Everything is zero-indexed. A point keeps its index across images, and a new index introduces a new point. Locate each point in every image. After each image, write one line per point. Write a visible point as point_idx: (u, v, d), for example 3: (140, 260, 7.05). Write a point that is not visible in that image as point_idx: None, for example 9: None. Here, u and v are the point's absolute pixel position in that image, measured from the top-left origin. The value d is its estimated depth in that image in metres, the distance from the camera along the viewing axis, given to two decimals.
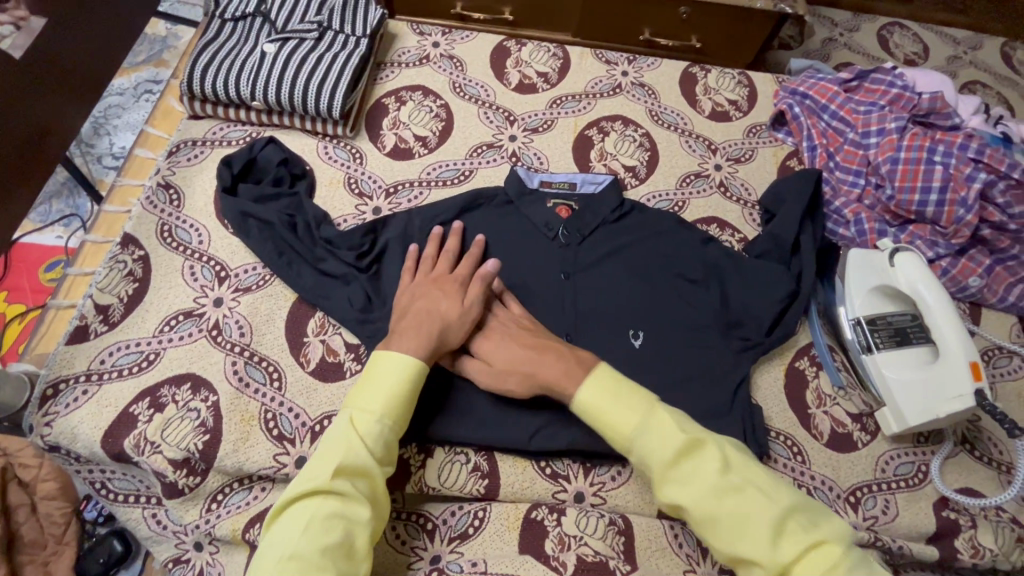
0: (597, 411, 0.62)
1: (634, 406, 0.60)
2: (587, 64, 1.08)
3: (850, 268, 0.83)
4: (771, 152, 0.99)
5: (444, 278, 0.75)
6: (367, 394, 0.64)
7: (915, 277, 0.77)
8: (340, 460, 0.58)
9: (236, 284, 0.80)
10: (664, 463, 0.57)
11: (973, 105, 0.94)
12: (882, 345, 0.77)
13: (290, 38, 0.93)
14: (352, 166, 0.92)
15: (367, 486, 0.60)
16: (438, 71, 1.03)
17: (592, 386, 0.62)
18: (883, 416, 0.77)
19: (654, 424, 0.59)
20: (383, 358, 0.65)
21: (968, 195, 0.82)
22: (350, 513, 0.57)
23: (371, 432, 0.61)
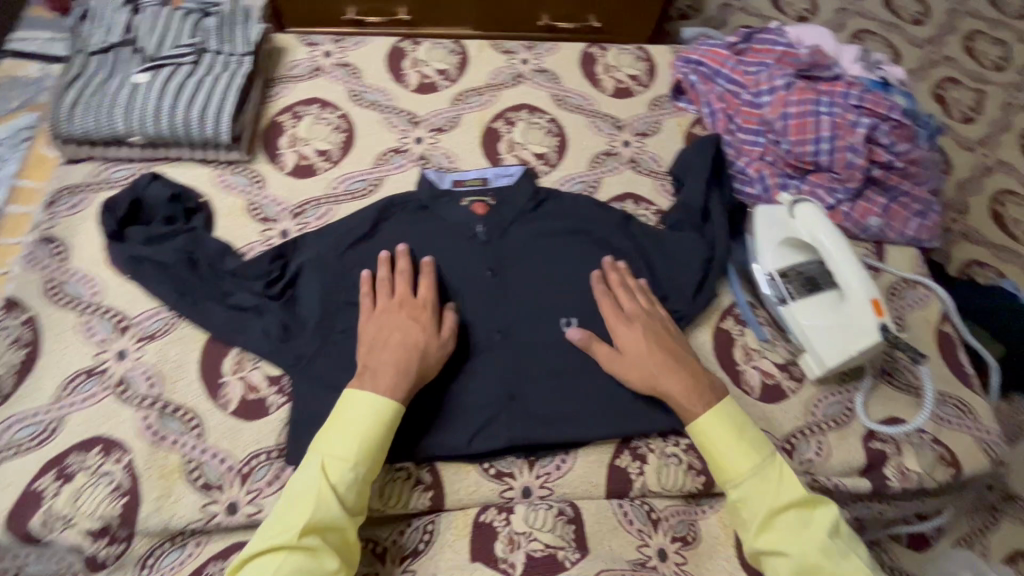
0: (710, 439, 0.68)
1: (756, 451, 0.67)
2: (486, 55, 1.06)
3: (756, 224, 0.85)
4: (676, 121, 1.01)
5: (410, 304, 0.74)
6: (336, 439, 0.64)
7: (812, 224, 0.80)
8: (306, 513, 0.59)
9: (139, 333, 0.75)
10: (773, 509, 0.64)
11: (852, 54, 0.98)
12: (794, 295, 0.80)
13: (164, 65, 0.88)
14: (253, 192, 0.88)
15: (336, 535, 0.61)
16: (333, 81, 1.00)
17: (722, 416, 0.68)
18: (806, 363, 0.80)
19: (770, 472, 0.66)
20: (352, 401, 0.65)
21: (856, 140, 0.86)
22: (317, 566, 0.58)
23: (339, 480, 0.62)
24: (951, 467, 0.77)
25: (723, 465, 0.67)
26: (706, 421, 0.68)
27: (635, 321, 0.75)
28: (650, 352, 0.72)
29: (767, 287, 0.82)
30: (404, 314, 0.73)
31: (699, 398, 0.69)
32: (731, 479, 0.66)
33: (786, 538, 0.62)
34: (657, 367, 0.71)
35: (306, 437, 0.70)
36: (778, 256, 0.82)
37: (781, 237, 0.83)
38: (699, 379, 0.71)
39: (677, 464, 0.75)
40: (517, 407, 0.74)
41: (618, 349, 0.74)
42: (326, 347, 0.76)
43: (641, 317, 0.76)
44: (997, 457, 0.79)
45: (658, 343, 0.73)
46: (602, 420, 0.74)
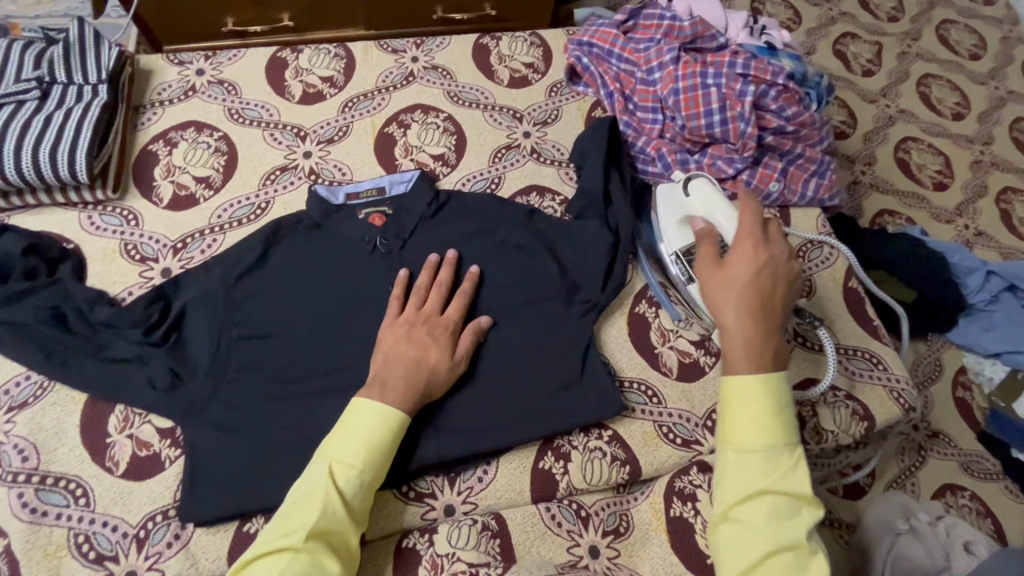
0: (738, 398, 0.61)
1: (779, 434, 0.59)
2: (373, 57, 1.01)
3: (660, 204, 0.83)
4: (575, 107, 0.99)
5: (436, 318, 0.73)
6: (348, 442, 0.62)
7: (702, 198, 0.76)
8: (312, 515, 0.57)
9: (8, 403, 0.69)
10: (768, 491, 0.57)
11: (738, 22, 0.98)
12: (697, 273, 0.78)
13: (6, 104, 0.80)
14: (128, 231, 0.81)
15: (337, 541, 0.58)
16: (208, 101, 0.93)
17: (766, 387, 0.60)
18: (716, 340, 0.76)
19: (782, 459, 0.59)
20: (363, 406, 0.64)
21: (744, 109, 0.86)
22: (315, 574, 0.55)
23: (347, 484, 0.60)
24: (864, 421, 0.79)
25: (732, 423, 0.61)
26: (743, 378, 0.61)
27: (755, 253, 0.64)
28: (744, 285, 0.63)
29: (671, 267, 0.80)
30: (426, 329, 0.72)
31: (745, 358, 0.61)
32: (735, 443, 0.60)
33: (757, 522, 0.57)
34: (730, 298, 0.63)
35: (204, 490, 0.66)
36: (677, 234, 0.80)
37: (678, 213, 0.80)
38: (766, 340, 0.62)
39: (602, 457, 0.74)
40: (430, 424, 0.71)
41: (721, 263, 0.66)
42: (220, 389, 0.71)
43: (767, 258, 0.64)
44: (908, 404, 0.81)
45: (763, 292, 0.63)
46: (519, 426, 0.72)
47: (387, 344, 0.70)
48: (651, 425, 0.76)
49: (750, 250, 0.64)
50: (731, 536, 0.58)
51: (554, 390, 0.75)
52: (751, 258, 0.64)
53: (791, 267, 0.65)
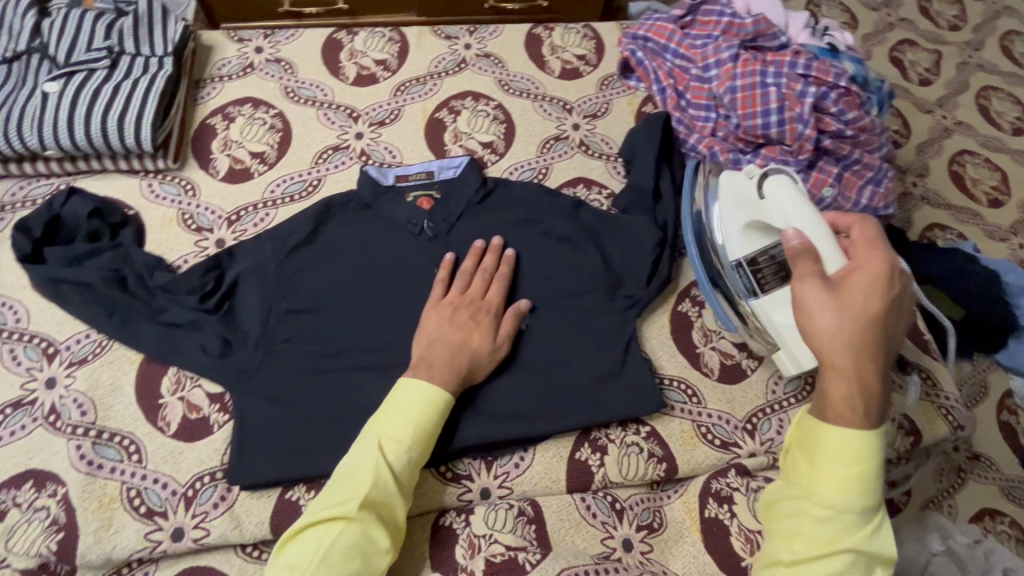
0: (829, 448, 0.55)
1: (869, 495, 0.54)
2: (427, 42, 1.02)
3: (733, 201, 0.73)
4: (626, 101, 0.98)
5: (477, 303, 0.74)
6: (395, 420, 0.63)
7: (784, 204, 0.64)
8: (364, 487, 0.58)
9: (69, 358, 0.72)
10: (848, 551, 0.53)
11: (800, 21, 0.96)
12: (765, 287, 0.71)
13: (77, 71, 0.83)
14: (185, 201, 0.83)
15: (386, 514, 0.60)
16: (266, 78, 0.95)
17: (868, 440, 0.55)
18: (782, 360, 0.73)
19: (866, 520, 0.54)
20: (409, 386, 0.65)
21: (803, 110, 0.84)
22: (365, 543, 0.57)
23: (396, 460, 0.61)
24: (910, 436, 0.77)
25: (820, 475, 0.55)
26: (843, 430, 0.55)
27: (879, 280, 0.56)
28: (867, 321, 0.55)
29: (733, 275, 0.74)
30: (469, 312, 0.74)
31: (856, 406, 0.55)
32: (822, 497, 0.55)
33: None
34: (849, 334, 0.55)
35: (250, 455, 0.67)
36: (744, 240, 0.71)
37: (747, 215, 0.70)
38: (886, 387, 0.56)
39: (638, 453, 0.73)
40: (470, 407, 0.72)
41: (852, 290, 0.56)
42: (268, 359, 0.72)
43: (891, 287, 0.56)
44: (956, 422, 0.79)
45: (884, 328, 0.56)
46: (557, 415, 0.73)
47: (433, 326, 0.72)
48: (690, 425, 0.76)
49: (873, 275, 0.56)
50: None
51: (594, 382, 0.75)
52: (873, 285, 0.56)
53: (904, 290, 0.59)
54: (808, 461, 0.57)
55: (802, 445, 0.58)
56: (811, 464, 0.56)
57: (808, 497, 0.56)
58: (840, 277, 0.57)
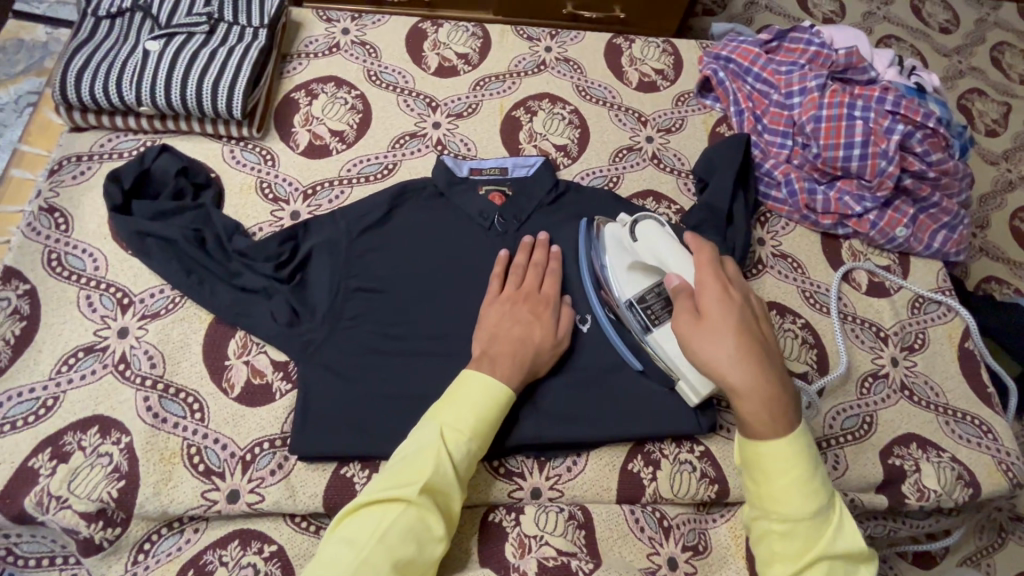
0: (768, 464, 0.56)
1: (818, 494, 0.55)
2: (509, 41, 1.02)
3: (605, 249, 0.77)
4: (701, 119, 0.98)
5: (534, 296, 0.73)
6: (457, 409, 0.62)
7: (654, 245, 0.69)
8: (426, 473, 0.58)
9: (142, 311, 0.73)
10: (822, 557, 0.54)
11: (887, 58, 0.96)
12: (659, 320, 0.72)
13: (177, 33, 0.85)
14: (264, 169, 0.85)
15: (444, 502, 0.59)
16: (350, 59, 0.96)
17: (792, 443, 0.56)
18: (682, 392, 0.72)
19: (826, 519, 0.55)
20: (473, 377, 0.64)
21: (888, 147, 0.84)
22: (422, 529, 0.57)
23: (457, 449, 0.60)
24: (969, 488, 0.75)
25: (769, 494, 0.56)
26: (771, 445, 0.56)
27: (721, 294, 0.60)
28: (736, 333, 0.58)
29: (627, 315, 0.74)
30: (528, 306, 0.72)
31: (768, 418, 0.56)
32: (778, 513, 0.56)
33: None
34: (726, 354, 0.57)
35: (309, 427, 0.68)
36: (627, 278, 0.74)
37: (628, 258, 0.74)
38: (786, 395, 0.57)
39: (690, 471, 0.73)
40: (530, 404, 0.71)
41: (701, 322, 0.59)
42: (334, 333, 0.73)
43: (731, 295, 0.60)
44: (1015, 479, 0.77)
45: (752, 334, 0.59)
46: (613, 424, 0.71)
47: (492, 321, 0.71)
48: None
49: (717, 292, 0.60)
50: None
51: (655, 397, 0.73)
52: (720, 301, 0.60)
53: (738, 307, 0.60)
54: (754, 482, 0.58)
55: (744, 467, 0.59)
56: (757, 485, 0.57)
57: (766, 514, 0.57)
58: (698, 301, 0.61)
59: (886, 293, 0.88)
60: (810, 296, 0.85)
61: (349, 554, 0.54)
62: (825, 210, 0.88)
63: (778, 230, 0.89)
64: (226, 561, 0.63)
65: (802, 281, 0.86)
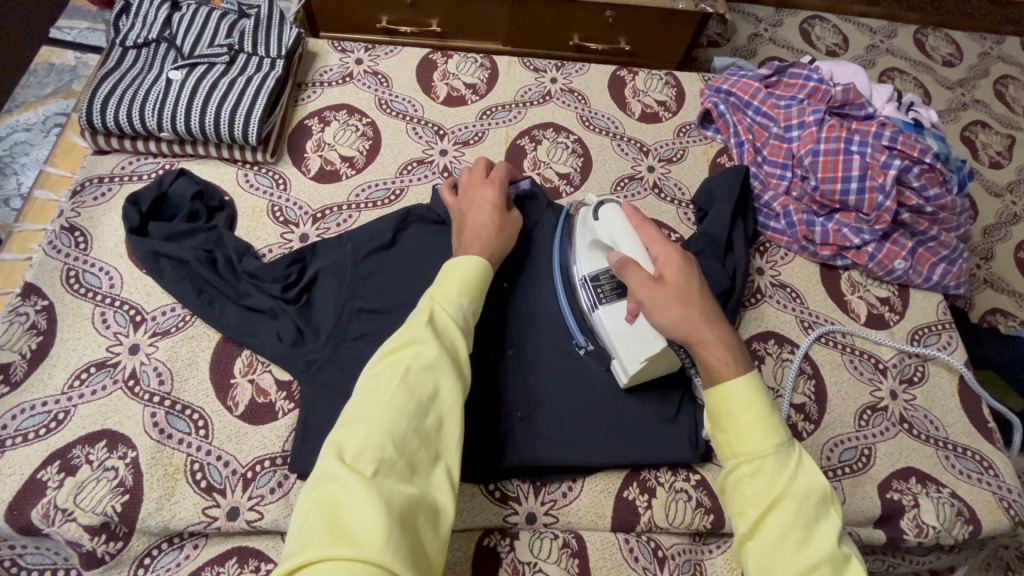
0: (729, 405, 0.57)
1: (779, 431, 0.56)
2: (516, 72, 1.06)
3: (577, 229, 0.81)
4: (701, 150, 1.00)
5: (478, 184, 0.80)
6: (440, 280, 0.65)
7: (610, 225, 0.72)
8: (423, 318, 0.59)
9: (153, 328, 0.75)
10: (786, 494, 0.53)
11: (885, 93, 0.98)
12: (605, 299, 0.75)
13: (199, 63, 0.89)
14: (276, 193, 0.88)
15: (450, 343, 0.59)
16: (362, 89, 1.00)
17: (749, 383, 0.57)
18: (616, 370, 0.74)
19: (788, 456, 0.55)
20: (448, 260, 0.68)
21: (886, 181, 0.86)
22: (435, 362, 0.56)
23: (450, 304, 0.62)
24: (969, 524, 0.74)
25: (734, 434, 0.56)
26: (734, 388, 0.57)
27: (676, 259, 0.64)
28: (695, 293, 0.63)
29: (580, 290, 0.77)
30: (473, 195, 0.79)
31: (731, 365, 0.59)
32: (745, 453, 0.55)
33: (785, 532, 0.52)
34: (691, 313, 0.61)
35: (310, 446, 0.69)
36: (589, 258, 0.77)
37: (589, 237, 0.77)
38: (738, 343, 0.61)
39: (686, 500, 0.72)
40: (527, 428, 0.72)
41: (660, 285, 0.63)
42: (338, 353, 0.74)
43: (689, 261, 0.65)
44: (1017, 516, 0.76)
45: (710, 296, 0.63)
46: (610, 449, 0.72)
47: (458, 214, 0.78)
48: None
49: (677, 258, 0.64)
50: (766, 555, 0.52)
51: (652, 424, 0.74)
52: (674, 264, 0.64)
53: (690, 270, 0.64)
54: (721, 430, 0.58)
55: (710, 419, 0.59)
56: (724, 432, 0.57)
57: (735, 460, 0.56)
58: (657, 268, 0.65)
59: (885, 325, 0.88)
60: (809, 326, 0.86)
61: (371, 400, 0.53)
62: (824, 241, 0.89)
63: (777, 260, 0.91)
64: None
65: (800, 311, 0.87)
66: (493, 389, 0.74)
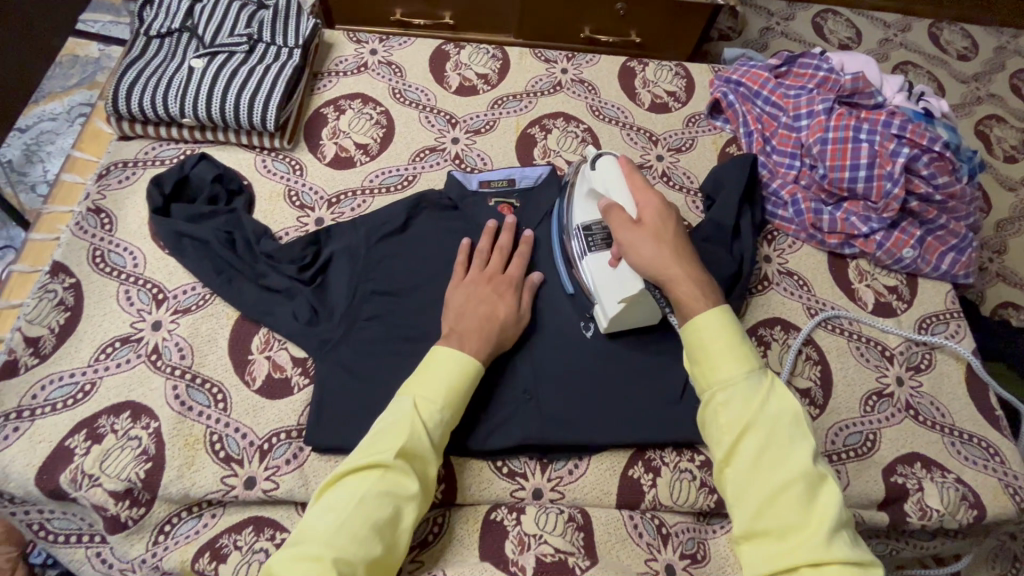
0: (702, 338, 0.61)
1: (750, 359, 0.59)
2: (527, 63, 1.07)
3: (575, 182, 0.82)
4: (711, 140, 1.01)
5: (497, 277, 0.77)
6: (426, 383, 0.65)
7: (606, 175, 0.75)
8: (402, 440, 0.60)
9: (174, 306, 0.78)
10: (758, 418, 0.56)
11: (895, 83, 0.98)
12: (593, 247, 0.76)
13: (219, 52, 0.92)
14: (293, 179, 0.90)
15: (420, 467, 0.62)
16: (377, 78, 1.02)
17: (718, 316, 0.62)
18: (597, 315, 0.76)
19: (760, 383, 0.59)
20: (441, 355, 0.67)
21: (894, 169, 0.86)
22: (401, 490, 0.59)
23: (430, 418, 0.63)
24: (974, 509, 0.75)
25: (708, 366, 0.60)
26: (704, 320, 0.62)
27: (656, 205, 0.70)
28: (671, 235, 0.68)
29: (573, 239, 0.79)
30: (491, 287, 0.76)
31: (701, 299, 0.63)
32: (717, 382, 0.59)
33: (756, 453, 0.56)
34: (665, 253, 0.67)
35: (325, 420, 0.71)
36: (583, 207, 0.79)
37: (585, 187, 0.79)
38: (709, 282, 0.66)
39: (690, 479, 0.74)
40: (534, 406, 0.74)
41: (638, 227, 0.69)
42: (352, 331, 0.77)
43: (668, 208, 0.70)
44: None
45: (683, 239, 0.69)
46: (616, 428, 0.74)
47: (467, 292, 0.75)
48: None
49: (657, 204, 0.70)
50: (741, 479, 0.56)
51: (658, 405, 0.75)
52: (654, 210, 0.70)
53: (669, 218, 0.69)
54: (695, 363, 0.62)
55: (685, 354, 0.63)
56: (697, 364, 0.61)
57: (710, 390, 0.60)
58: (639, 213, 0.70)
59: (892, 313, 0.89)
60: (815, 312, 0.86)
61: (329, 518, 0.56)
62: (831, 230, 0.90)
63: (784, 248, 0.91)
64: (240, 545, 0.67)
65: (807, 298, 0.88)
66: (501, 369, 0.76)
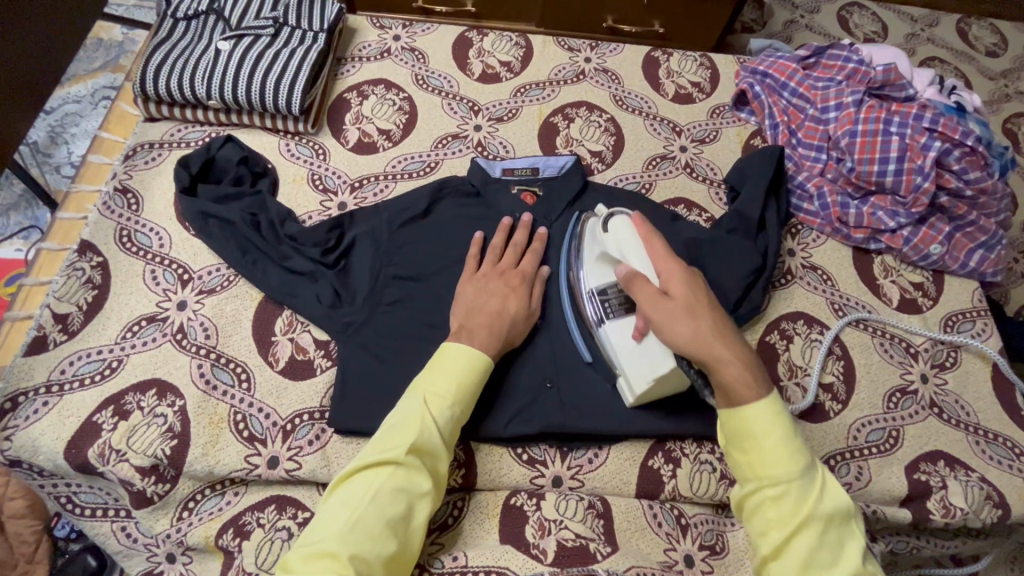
0: (753, 430, 0.57)
1: (802, 455, 0.56)
2: (550, 51, 1.07)
3: (585, 238, 0.77)
4: (735, 131, 1.00)
5: (511, 271, 0.77)
6: (435, 378, 0.65)
7: (619, 237, 0.69)
8: (412, 437, 0.60)
9: (199, 286, 0.79)
10: (812, 518, 0.54)
11: (926, 77, 0.96)
12: (612, 314, 0.72)
13: (245, 35, 0.92)
14: (316, 163, 0.90)
15: (431, 463, 0.62)
16: (400, 64, 1.02)
17: (768, 408, 0.57)
18: (622, 388, 0.72)
19: (812, 480, 0.56)
20: (449, 350, 0.67)
21: (925, 163, 0.85)
22: (412, 486, 0.59)
23: (440, 414, 0.63)
24: (998, 509, 0.74)
25: (758, 459, 0.57)
26: (755, 411, 0.57)
27: (682, 274, 0.62)
28: (705, 306, 0.61)
29: (587, 305, 0.74)
30: (503, 281, 0.75)
31: (751, 385, 0.58)
32: (768, 477, 0.56)
33: (809, 553, 0.54)
34: (704, 331, 0.59)
35: (347, 403, 0.72)
36: (596, 271, 0.74)
37: (596, 250, 0.74)
38: (753, 358, 0.59)
39: (710, 471, 0.73)
40: (556, 395, 0.74)
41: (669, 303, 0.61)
42: (375, 315, 0.77)
43: (694, 273, 0.63)
44: None
45: (719, 309, 0.61)
46: (638, 417, 0.73)
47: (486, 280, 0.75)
48: None
49: (682, 271, 0.62)
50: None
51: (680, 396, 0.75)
52: (682, 280, 0.62)
53: (697, 283, 0.62)
54: (742, 452, 0.58)
55: (728, 440, 0.60)
56: (745, 453, 0.58)
57: (758, 482, 0.57)
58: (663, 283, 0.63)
59: (917, 310, 0.87)
60: (839, 308, 0.86)
61: (344, 514, 0.57)
62: (857, 224, 0.89)
63: (809, 242, 0.90)
64: (262, 522, 0.68)
65: (830, 293, 0.87)
66: (522, 356, 0.76)
